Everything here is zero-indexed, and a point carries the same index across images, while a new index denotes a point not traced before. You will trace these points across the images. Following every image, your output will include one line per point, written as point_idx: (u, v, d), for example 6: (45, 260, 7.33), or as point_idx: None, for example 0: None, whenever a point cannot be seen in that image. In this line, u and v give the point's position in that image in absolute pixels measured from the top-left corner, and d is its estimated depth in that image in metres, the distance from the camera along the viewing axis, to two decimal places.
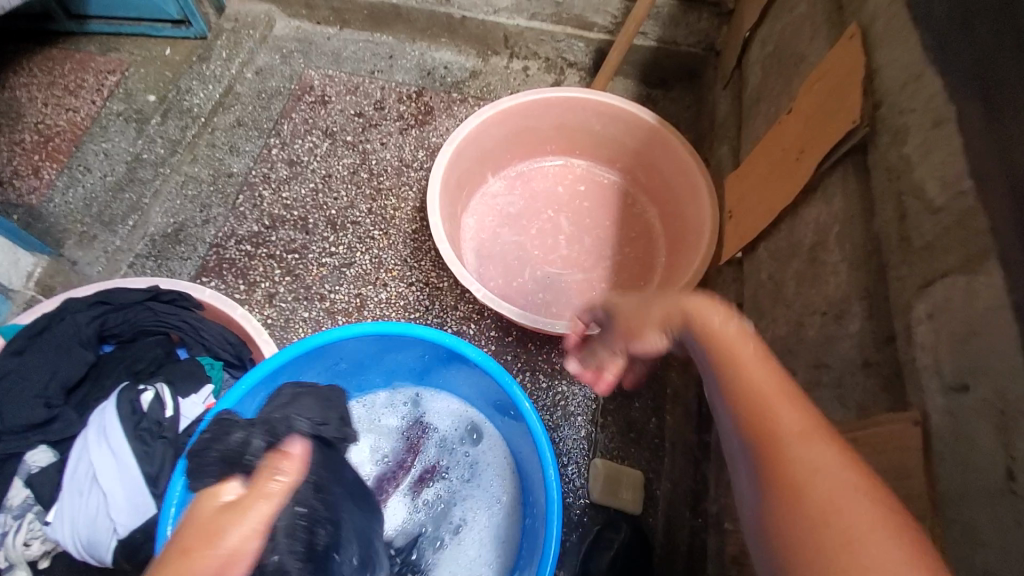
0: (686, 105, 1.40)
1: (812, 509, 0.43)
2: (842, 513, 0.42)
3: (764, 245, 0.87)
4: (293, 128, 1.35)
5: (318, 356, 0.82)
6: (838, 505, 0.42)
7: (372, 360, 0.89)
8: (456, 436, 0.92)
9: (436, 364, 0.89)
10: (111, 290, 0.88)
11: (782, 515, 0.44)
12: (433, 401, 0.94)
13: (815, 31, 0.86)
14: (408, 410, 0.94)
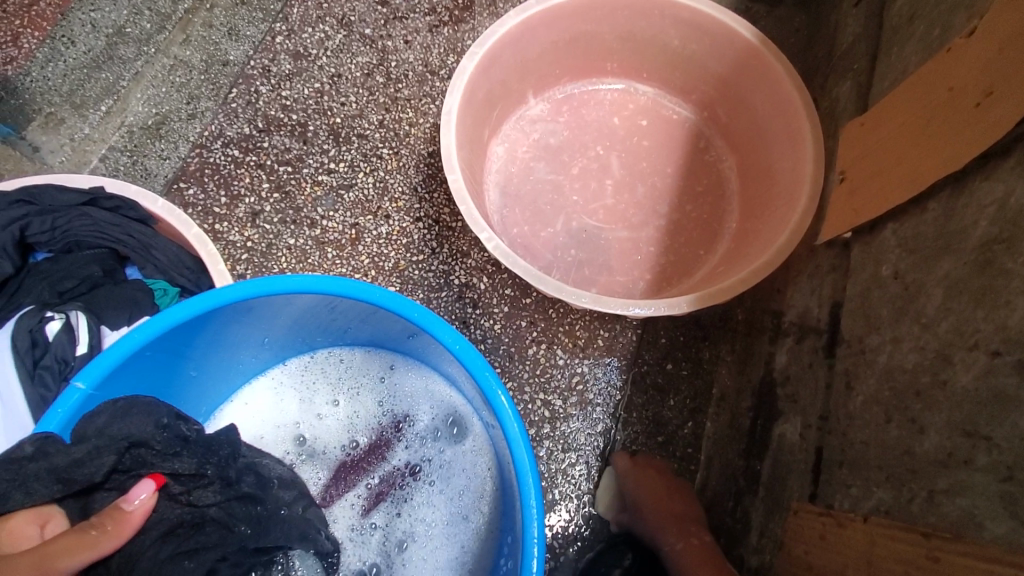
0: (798, 28, 1.08)
1: None
2: None
3: (893, 228, 0.61)
4: (303, 12, 1.12)
5: (255, 308, 0.65)
6: None
7: (331, 320, 0.70)
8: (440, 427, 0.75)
9: (412, 338, 0.70)
10: (41, 186, 0.73)
11: None
12: (409, 378, 0.76)
13: None
14: (377, 382, 0.77)
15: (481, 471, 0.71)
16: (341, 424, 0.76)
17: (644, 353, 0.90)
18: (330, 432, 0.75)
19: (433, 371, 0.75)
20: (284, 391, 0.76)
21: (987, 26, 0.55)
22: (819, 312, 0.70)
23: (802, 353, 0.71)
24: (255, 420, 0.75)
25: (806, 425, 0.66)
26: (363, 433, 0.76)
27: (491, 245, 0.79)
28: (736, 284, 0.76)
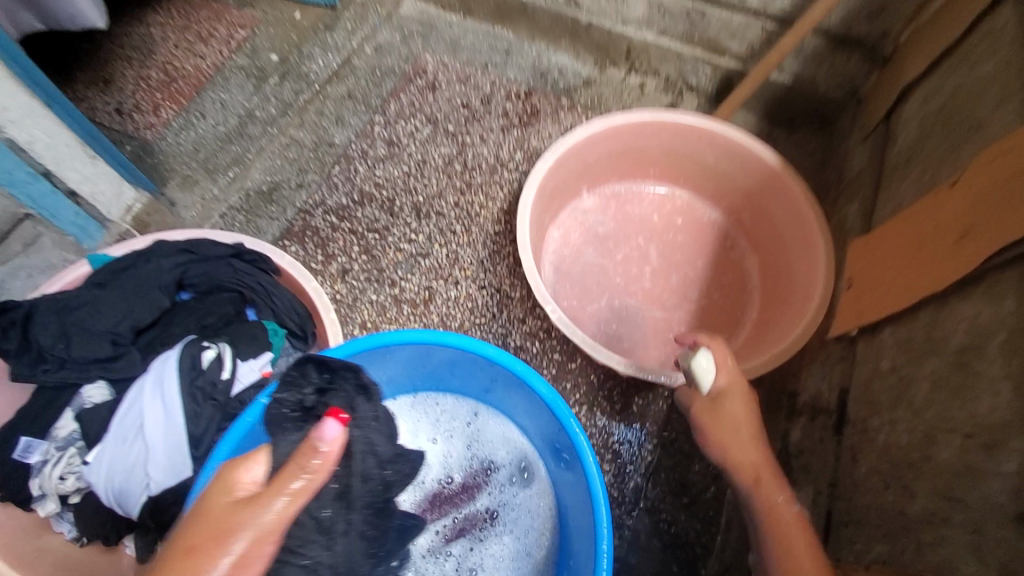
0: (812, 153, 1.28)
1: None
2: None
3: (890, 330, 0.75)
4: (398, 109, 1.35)
5: (387, 354, 0.79)
6: None
7: (436, 366, 0.83)
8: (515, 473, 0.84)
9: (500, 388, 0.81)
10: (199, 241, 0.89)
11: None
12: (489, 425, 0.86)
13: (1004, 95, 0.73)
14: (463, 426, 0.87)
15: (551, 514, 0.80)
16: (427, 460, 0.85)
17: (674, 421, 1.02)
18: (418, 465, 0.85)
19: (512, 420, 0.85)
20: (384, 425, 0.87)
21: (965, 178, 0.71)
22: (830, 395, 0.83)
23: (815, 430, 0.83)
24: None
25: (818, 493, 0.77)
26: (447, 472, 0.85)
27: (554, 317, 0.95)
28: (758, 365, 0.89)
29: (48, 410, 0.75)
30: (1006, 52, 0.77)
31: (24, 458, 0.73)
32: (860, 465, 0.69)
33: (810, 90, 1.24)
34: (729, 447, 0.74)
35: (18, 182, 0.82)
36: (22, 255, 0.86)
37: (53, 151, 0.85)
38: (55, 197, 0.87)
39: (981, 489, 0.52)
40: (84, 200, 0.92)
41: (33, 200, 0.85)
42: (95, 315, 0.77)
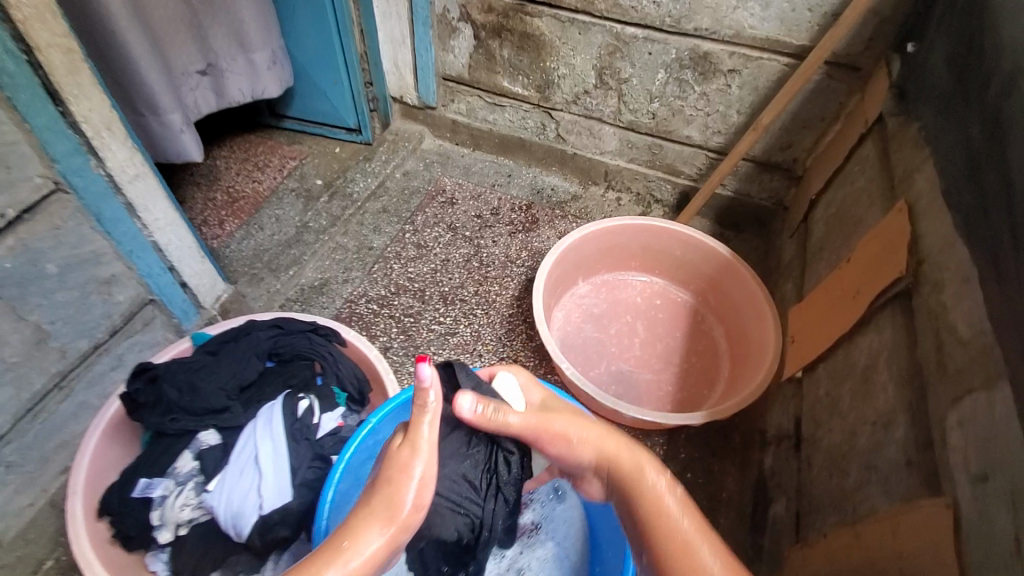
0: (756, 247, 1.62)
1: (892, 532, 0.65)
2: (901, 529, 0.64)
3: (823, 367, 1.01)
4: (424, 219, 1.66)
5: None
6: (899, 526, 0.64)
7: None
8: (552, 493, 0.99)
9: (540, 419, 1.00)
10: (287, 320, 1.12)
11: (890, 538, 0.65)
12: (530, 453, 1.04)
13: (872, 200, 1.07)
14: None
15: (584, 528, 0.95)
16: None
17: (670, 463, 1.22)
18: None
19: None
20: None
21: (855, 257, 1.02)
22: (789, 424, 1.06)
23: (782, 453, 1.05)
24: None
25: (789, 500, 0.97)
26: None
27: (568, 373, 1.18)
28: (733, 406, 1.12)
29: (170, 453, 0.94)
30: (870, 172, 1.13)
31: (146, 493, 0.91)
32: (813, 467, 0.91)
33: (748, 200, 1.61)
34: (569, 435, 0.73)
35: (153, 273, 1.07)
36: (139, 333, 1.08)
37: (179, 251, 1.11)
38: (173, 286, 1.12)
39: (884, 454, 0.74)
40: (191, 289, 1.18)
41: (158, 287, 1.09)
42: (212, 374, 0.98)
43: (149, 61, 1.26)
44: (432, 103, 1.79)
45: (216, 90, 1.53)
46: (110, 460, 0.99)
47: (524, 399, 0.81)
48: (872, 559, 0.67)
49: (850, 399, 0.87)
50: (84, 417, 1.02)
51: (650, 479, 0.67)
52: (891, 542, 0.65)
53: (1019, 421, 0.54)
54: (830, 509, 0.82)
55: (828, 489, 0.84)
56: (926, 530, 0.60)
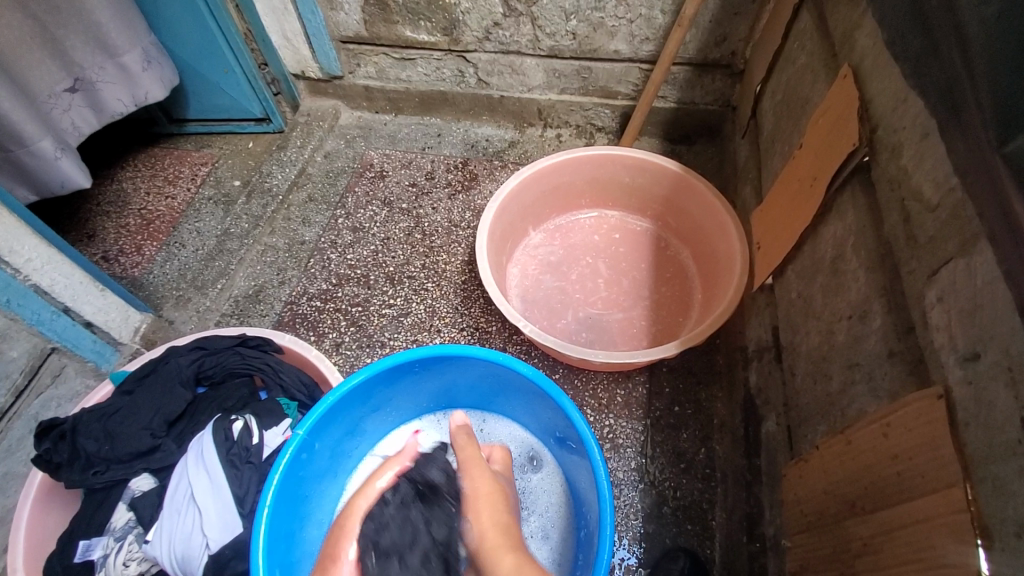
0: (710, 157, 1.52)
1: (887, 435, 0.57)
2: (896, 429, 0.56)
3: (791, 268, 0.92)
4: (356, 200, 1.53)
5: (390, 374, 0.87)
6: (894, 427, 0.56)
7: (437, 385, 0.94)
8: (529, 468, 0.92)
9: (503, 392, 0.92)
10: (208, 337, 1.00)
11: (885, 442, 0.57)
12: (501, 427, 0.97)
13: (816, 75, 0.96)
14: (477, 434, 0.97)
15: (568, 498, 0.88)
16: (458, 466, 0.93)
17: (656, 401, 1.14)
18: None
19: (517, 419, 0.96)
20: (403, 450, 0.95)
21: (807, 141, 0.92)
22: (767, 336, 0.98)
23: (764, 367, 0.97)
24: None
25: (778, 415, 0.89)
26: None
27: (529, 331, 1.09)
28: (707, 329, 1.04)
29: (104, 508, 0.86)
30: (810, 46, 1.01)
31: (87, 556, 0.83)
32: (797, 377, 0.84)
33: (693, 107, 1.49)
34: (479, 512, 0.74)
35: (46, 320, 0.96)
36: (51, 387, 0.98)
37: (70, 289, 0.99)
38: (75, 328, 1.01)
39: (865, 349, 0.66)
40: (99, 328, 1.06)
41: (57, 333, 0.98)
42: (130, 416, 0.89)
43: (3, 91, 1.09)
44: (337, 72, 1.63)
45: (92, 105, 1.32)
46: (47, 532, 0.89)
47: (457, 453, 0.83)
48: (869, 464, 0.60)
49: (823, 297, 0.79)
50: (9, 490, 0.92)
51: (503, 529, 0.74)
52: (884, 443, 0.58)
53: (1005, 283, 0.45)
54: (818, 419, 0.75)
55: (813, 397, 0.77)
56: (923, 426, 0.52)
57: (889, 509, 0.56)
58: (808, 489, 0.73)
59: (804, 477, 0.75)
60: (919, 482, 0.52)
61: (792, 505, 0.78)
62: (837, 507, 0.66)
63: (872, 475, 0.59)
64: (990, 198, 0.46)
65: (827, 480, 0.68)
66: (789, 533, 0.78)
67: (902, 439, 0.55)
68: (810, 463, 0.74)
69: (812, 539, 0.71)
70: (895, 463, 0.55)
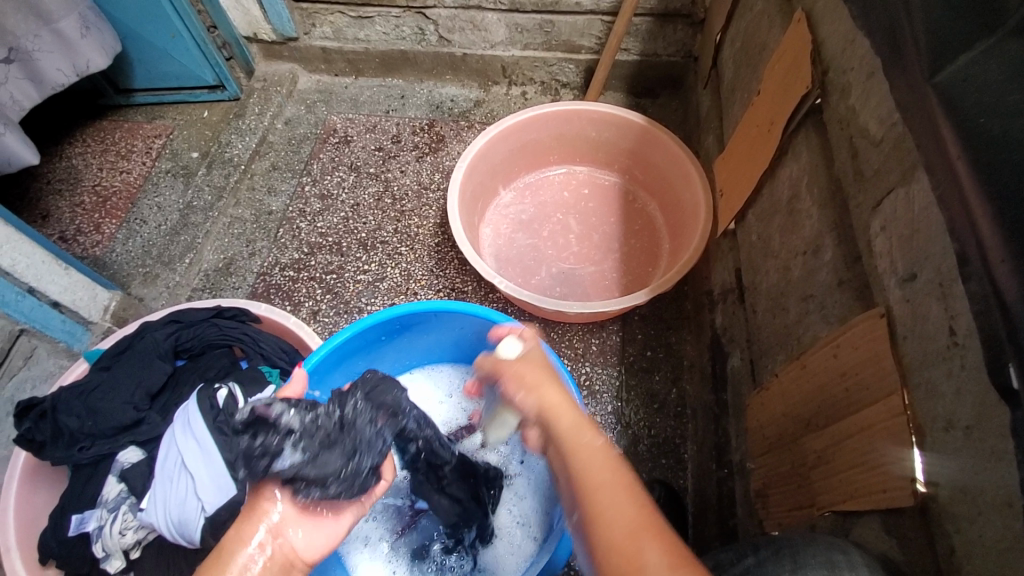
0: (673, 109, 1.54)
1: (838, 355, 0.62)
2: (846, 347, 0.61)
3: (751, 211, 0.97)
4: (322, 166, 1.51)
5: (373, 332, 0.89)
6: (843, 346, 0.62)
7: (423, 340, 0.96)
8: None
9: (482, 346, 0.96)
10: (183, 311, 1.00)
11: (835, 362, 0.63)
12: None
13: (772, 20, 0.98)
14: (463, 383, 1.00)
15: None
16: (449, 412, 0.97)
17: (629, 348, 1.19)
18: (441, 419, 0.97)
19: None
20: None
21: (763, 87, 0.95)
22: (731, 278, 1.03)
23: (729, 307, 1.03)
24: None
25: (742, 351, 0.95)
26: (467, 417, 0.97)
27: (503, 288, 1.11)
28: (676, 275, 1.08)
29: (93, 482, 0.86)
30: None
31: (82, 529, 0.84)
32: (758, 314, 0.89)
33: (656, 59, 1.50)
34: (554, 406, 0.63)
35: (10, 301, 0.94)
36: (25, 368, 0.97)
37: (33, 268, 0.96)
38: (42, 308, 0.99)
39: (818, 280, 0.71)
40: (67, 307, 1.04)
41: (24, 314, 0.97)
42: (111, 392, 0.89)
43: None
44: (292, 34, 1.58)
45: (30, 76, 1.25)
46: (36, 510, 0.90)
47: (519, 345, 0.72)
48: (822, 383, 0.65)
49: (780, 236, 0.83)
50: None
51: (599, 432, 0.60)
52: (834, 362, 0.63)
53: (938, 207, 0.50)
54: (778, 349, 0.80)
55: (773, 331, 0.82)
56: (869, 343, 0.58)
57: (839, 421, 0.62)
58: (769, 412, 0.79)
59: (765, 403, 0.81)
60: (866, 392, 0.58)
61: (756, 431, 0.84)
62: (794, 425, 0.72)
63: (825, 392, 0.65)
64: (926, 129, 0.50)
65: (786, 403, 0.74)
66: (753, 455, 0.84)
67: (853, 356, 0.60)
68: (770, 391, 0.80)
69: (773, 456, 0.77)
70: (844, 380, 0.61)
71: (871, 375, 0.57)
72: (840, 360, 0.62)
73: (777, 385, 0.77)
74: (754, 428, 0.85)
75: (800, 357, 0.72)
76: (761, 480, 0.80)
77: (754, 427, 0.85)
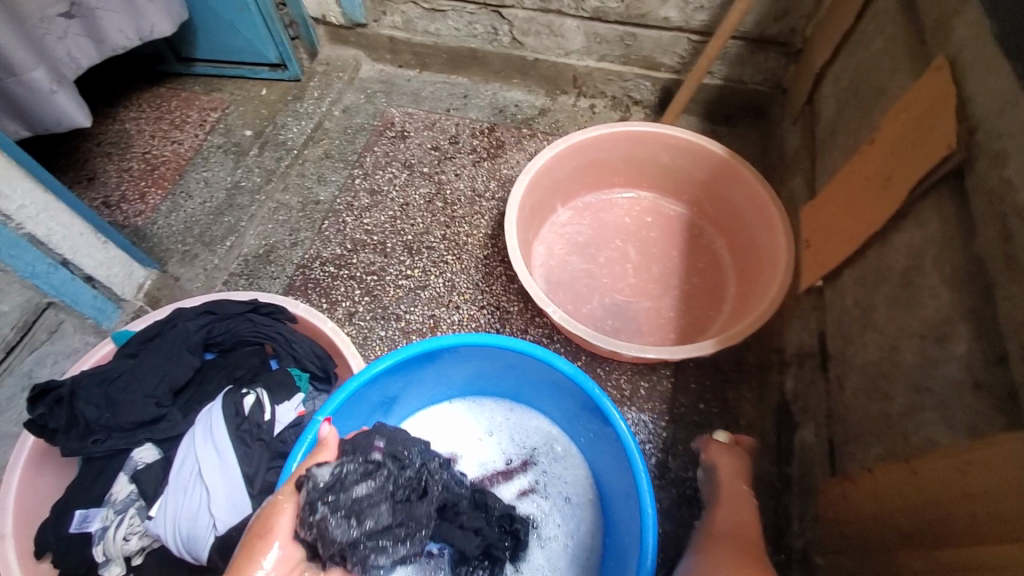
0: (753, 141, 1.43)
1: (969, 476, 0.54)
2: (976, 467, 0.54)
3: (848, 273, 0.86)
4: (375, 160, 1.45)
5: (417, 359, 0.82)
6: (975, 464, 0.54)
7: (466, 371, 0.88)
8: (557, 459, 0.89)
9: (532, 384, 0.87)
10: (218, 302, 0.94)
11: (962, 480, 0.55)
12: (529, 417, 0.92)
13: (898, 63, 0.87)
14: (505, 420, 0.92)
15: (596, 496, 0.85)
16: (486, 452, 0.89)
17: (681, 398, 1.09)
18: (478, 459, 0.90)
19: (543, 411, 0.91)
20: (429, 432, 0.91)
21: (880, 136, 0.84)
22: (812, 341, 0.93)
23: (806, 374, 0.92)
24: (433, 438, 0.90)
25: (819, 427, 0.85)
26: (505, 460, 0.89)
27: (557, 317, 1.03)
28: (747, 328, 0.98)
29: (104, 478, 0.81)
30: (892, 30, 0.92)
31: (83, 528, 0.79)
32: (847, 391, 0.79)
33: (741, 86, 1.40)
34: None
35: (41, 273, 0.88)
36: (48, 343, 0.91)
37: (69, 241, 0.91)
38: (74, 283, 0.93)
39: (944, 374, 0.61)
40: (100, 283, 0.99)
41: (54, 288, 0.90)
42: (134, 382, 0.83)
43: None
44: (361, 20, 1.52)
45: (91, 35, 1.21)
46: (42, 496, 0.85)
47: None
48: (941, 500, 0.57)
49: (889, 310, 0.73)
50: (2, 449, 0.87)
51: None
52: (961, 482, 0.55)
53: None
54: (874, 440, 0.70)
55: (868, 417, 0.72)
56: (1014, 471, 0.50)
57: (962, 548, 0.54)
58: (853, 510, 0.72)
59: (848, 497, 0.73)
60: (1011, 527, 0.50)
61: (833, 523, 0.76)
62: (892, 536, 0.64)
63: (942, 510, 0.57)
64: None
65: (880, 506, 0.66)
66: (824, 552, 0.74)
67: (987, 480, 0.53)
68: (856, 484, 0.72)
69: (857, 560, 0.70)
70: (978, 506, 0.53)
71: (1018, 510, 0.49)
72: (971, 481, 0.54)
73: (868, 482, 0.69)
74: (830, 518, 0.77)
75: (904, 459, 0.64)
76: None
77: (831, 516, 0.77)
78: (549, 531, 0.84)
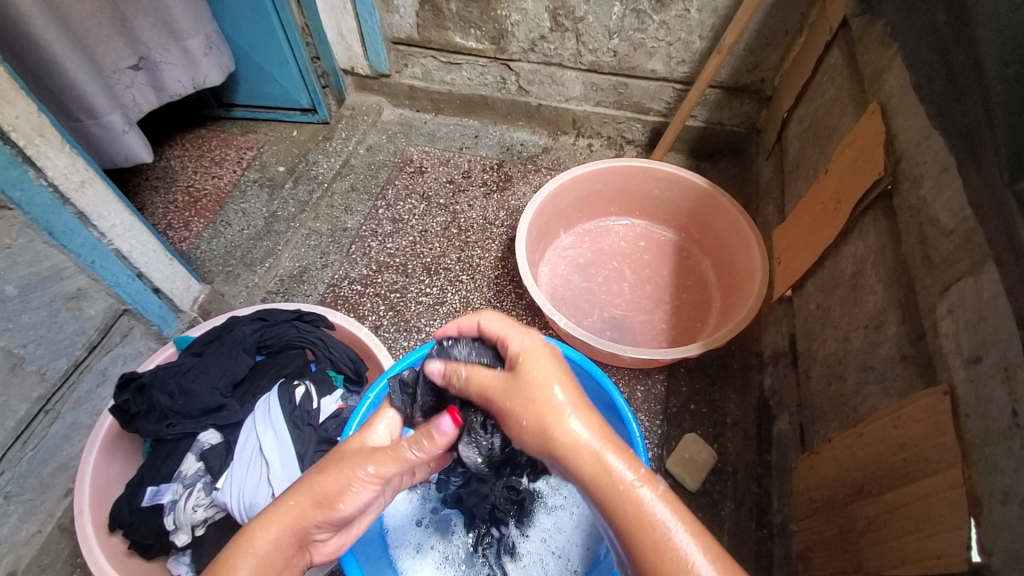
0: (733, 175, 1.61)
1: (896, 428, 0.66)
2: (901, 418, 0.65)
3: (811, 281, 1.01)
4: (396, 192, 1.62)
5: None
6: (901, 416, 0.65)
7: None
8: None
9: None
10: (269, 310, 1.09)
11: (892, 431, 0.66)
12: None
13: (844, 108, 1.05)
14: None
15: None
16: None
17: (672, 399, 1.22)
18: None
19: None
20: None
21: (831, 168, 1.01)
22: (785, 343, 1.07)
23: (780, 371, 1.06)
24: None
25: (791, 414, 0.98)
26: None
27: (562, 325, 1.16)
28: (729, 333, 1.12)
29: (172, 458, 0.93)
30: (839, 81, 1.11)
31: (156, 500, 0.90)
32: (812, 379, 0.93)
33: (720, 128, 1.59)
34: (545, 386, 0.65)
35: (122, 282, 1.01)
36: (119, 345, 1.04)
37: (145, 256, 1.06)
38: (146, 293, 1.08)
39: (880, 353, 0.75)
40: (165, 294, 1.13)
41: (130, 296, 1.04)
42: (201, 374, 0.96)
43: (84, 72, 1.18)
44: (385, 71, 1.72)
45: (153, 84, 1.41)
46: (112, 477, 0.96)
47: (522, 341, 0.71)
48: (878, 452, 0.68)
49: (841, 307, 0.88)
50: (78, 438, 0.98)
51: (633, 486, 0.57)
52: (892, 434, 0.66)
53: (1007, 298, 0.54)
54: (831, 416, 0.83)
55: (827, 398, 0.86)
56: (925, 415, 0.62)
57: (893, 489, 0.65)
58: (815, 479, 0.81)
59: (812, 469, 0.83)
60: (923, 462, 0.61)
61: (801, 496, 0.85)
62: (843, 491, 0.74)
63: (878, 461, 0.68)
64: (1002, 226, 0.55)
65: (835, 468, 0.77)
66: (796, 517, 0.86)
67: (908, 427, 0.64)
68: (818, 457, 0.82)
69: (818, 521, 0.79)
70: (901, 451, 0.64)
71: (927, 447, 0.61)
72: (898, 431, 0.65)
73: (828, 453, 0.80)
74: (799, 492, 0.86)
75: (853, 425, 0.75)
76: (805, 545, 0.81)
77: (799, 490, 0.86)
78: (556, 501, 0.95)
